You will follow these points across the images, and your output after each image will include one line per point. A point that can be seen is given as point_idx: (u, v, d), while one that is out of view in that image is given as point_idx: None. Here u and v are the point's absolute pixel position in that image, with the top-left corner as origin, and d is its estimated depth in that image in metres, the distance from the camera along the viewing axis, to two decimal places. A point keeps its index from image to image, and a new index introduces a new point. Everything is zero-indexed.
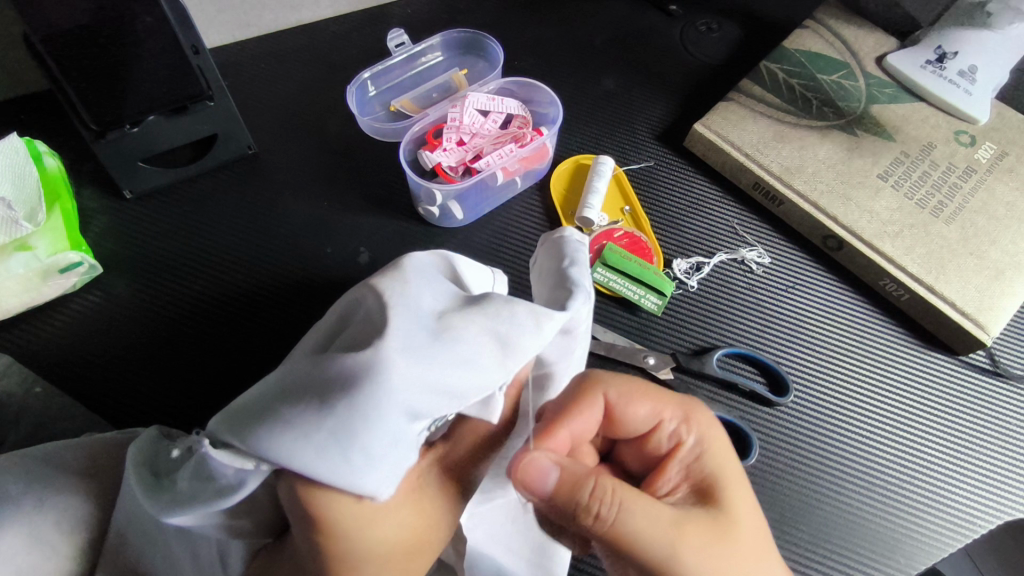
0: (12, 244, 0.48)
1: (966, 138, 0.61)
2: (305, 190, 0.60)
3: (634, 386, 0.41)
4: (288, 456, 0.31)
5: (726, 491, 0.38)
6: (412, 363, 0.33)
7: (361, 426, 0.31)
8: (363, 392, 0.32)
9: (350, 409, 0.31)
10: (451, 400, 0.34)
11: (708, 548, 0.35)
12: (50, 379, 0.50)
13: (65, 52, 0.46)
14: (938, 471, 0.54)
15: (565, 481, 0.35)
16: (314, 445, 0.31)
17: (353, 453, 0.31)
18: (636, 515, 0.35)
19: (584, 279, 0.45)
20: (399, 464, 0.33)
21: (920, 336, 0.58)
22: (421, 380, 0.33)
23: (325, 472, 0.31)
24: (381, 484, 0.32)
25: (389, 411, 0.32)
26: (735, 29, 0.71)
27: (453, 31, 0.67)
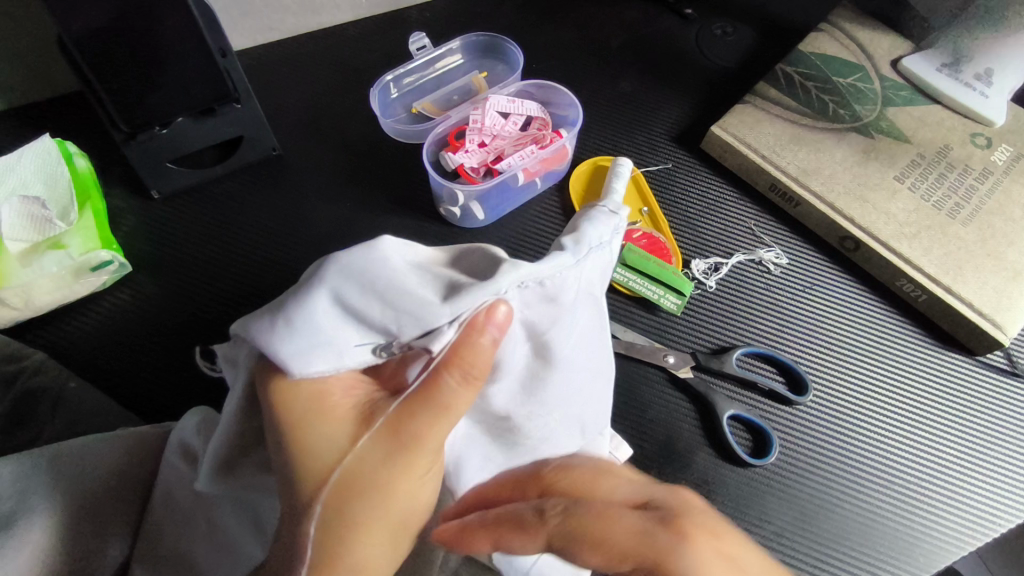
0: (44, 244, 0.49)
1: (982, 140, 0.62)
2: (328, 191, 0.61)
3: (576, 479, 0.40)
4: (248, 321, 0.36)
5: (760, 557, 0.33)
6: (360, 267, 0.35)
7: (295, 306, 0.34)
8: (314, 280, 0.35)
9: (301, 291, 0.35)
10: (381, 310, 0.34)
11: None
12: (81, 375, 0.51)
13: (96, 56, 0.47)
14: (956, 470, 0.54)
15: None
16: (265, 316, 0.35)
17: (281, 323, 0.34)
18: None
19: (595, 234, 0.41)
20: (321, 348, 0.34)
21: (938, 336, 0.59)
22: (358, 284, 0.34)
23: (257, 334, 0.35)
24: (299, 358, 0.34)
25: (323, 300, 0.34)
26: (751, 32, 0.72)
27: (472, 35, 0.68)
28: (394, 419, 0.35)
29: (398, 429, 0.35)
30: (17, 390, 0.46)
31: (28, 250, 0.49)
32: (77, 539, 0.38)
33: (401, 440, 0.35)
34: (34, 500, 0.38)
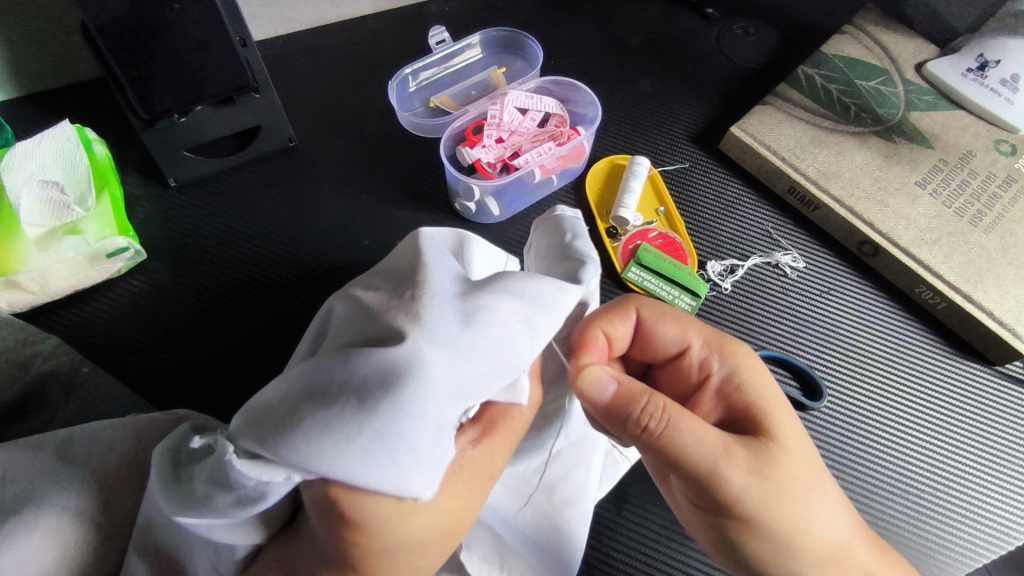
0: (62, 229, 0.49)
1: (1006, 147, 0.61)
2: (344, 182, 0.61)
3: (672, 310, 0.44)
4: (332, 464, 0.28)
5: (771, 416, 0.40)
6: (447, 356, 0.31)
7: (407, 428, 0.29)
8: (407, 390, 0.29)
9: (394, 409, 0.29)
10: (491, 384, 0.32)
11: (756, 469, 0.37)
12: (93, 360, 0.51)
13: (121, 43, 0.47)
14: (972, 481, 0.53)
15: (624, 391, 0.38)
16: (359, 450, 0.28)
17: (400, 453, 0.29)
18: (687, 428, 0.37)
19: (592, 250, 0.46)
20: (443, 460, 0.30)
21: (956, 344, 0.58)
22: (457, 376, 0.31)
23: (372, 476, 0.28)
24: (428, 484, 0.30)
25: (431, 411, 0.30)
26: (773, 34, 0.71)
27: (492, 29, 0.68)
28: (484, 466, 0.36)
29: (483, 475, 0.36)
30: (32, 374, 0.46)
31: (46, 235, 0.49)
32: (86, 524, 0.38)
33: (486, 485, 0.36)
34: (46, 484, 0.38)
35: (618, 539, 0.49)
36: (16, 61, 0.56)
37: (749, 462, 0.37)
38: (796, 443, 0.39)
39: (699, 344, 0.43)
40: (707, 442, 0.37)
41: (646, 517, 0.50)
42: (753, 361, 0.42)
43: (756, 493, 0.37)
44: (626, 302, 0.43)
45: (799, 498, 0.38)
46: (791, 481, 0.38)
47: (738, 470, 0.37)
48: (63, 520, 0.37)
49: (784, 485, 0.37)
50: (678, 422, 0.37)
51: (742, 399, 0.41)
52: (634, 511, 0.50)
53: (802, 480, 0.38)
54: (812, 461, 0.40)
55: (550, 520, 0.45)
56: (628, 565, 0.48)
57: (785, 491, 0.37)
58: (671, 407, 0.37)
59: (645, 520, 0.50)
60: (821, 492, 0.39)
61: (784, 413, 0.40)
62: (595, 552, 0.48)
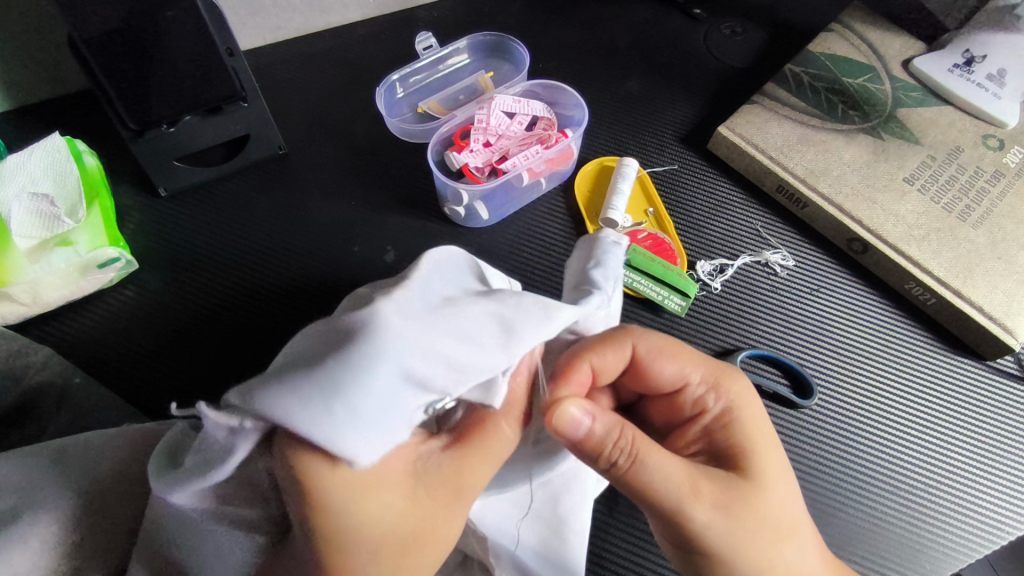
0: (53, 240, 0.50)
1: (994, 141, 0.61)
2: (333, 189, 0.61)
3: (668, 344, 0.43)
4: (291, 414, 0.28)
5: (753, 460, 0.40)
6: (408, 330, 0.32)
7: (354, 383, 0.29)
8: (362, 351, 0.30)
9: (348, 363, 0.30)
10: (449, 372, 0.33)
11: (724, 507, 0.37)
12: (88, 371, 0.52)
13: (107, 55, 0.47)
14: (963, 476, 0.53)
15: (596, 432, 0.37)
16: (303, 394, 0.29)
17: (342, 407, 0.29)
18: (655, 463, 0.37)
19: (607, 282, 0.44)
20: (387, 431, 0.31)
21: (947, 340, 0.58)
22: (422, 350, 0.32)
23: (308, 423, 0.28)
24: (363, 446, 0.30)
25: (383, 374, 0.30)
26: (760, 32, 0.72)
27: (479, 35, 0.69)
28: (453, 474, 0.36)
29: (451, 486, 0.36)
30: (25, 385, 0.47)
31: (38, 246, 0.49)
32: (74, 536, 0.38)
33: (456, 496, 0.37)
34: (36, 494, 0.38)
35: (610, 541, 0.49)
36: (5, 75, 0.57)
37: (717, 499, 0.37)
38: (775, 490, 0.39)
39: (696, 380, 0.42)
40: (675, 476, 0.37)
41: (639, 519, 0.50)
42: (744, 395, 0.42)
43: (725, 533, 0.37)
44: (622, 336, 0.42)
45: (774, 540, 0.38)
46: (761, 526, 0.37)
47: (704, 509, 0.37)
48: (53, 529, 0.38)
49: (759, 527, 0.37)
50: (646, 457, 0.37)
51: (726, 439, 0.41)
52: (626, 513, 0.50)
53: (772, 528, 0.38)
54: (793, 509, 0.39)
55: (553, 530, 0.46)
56: (622, 567, 0.48)
57: (761, 533, 0.37)
58: (640, 441, 0.37)
59: (638, 520, 0.50)
60: (798, 541, 0.38)
61: (769, 454, 0.40)
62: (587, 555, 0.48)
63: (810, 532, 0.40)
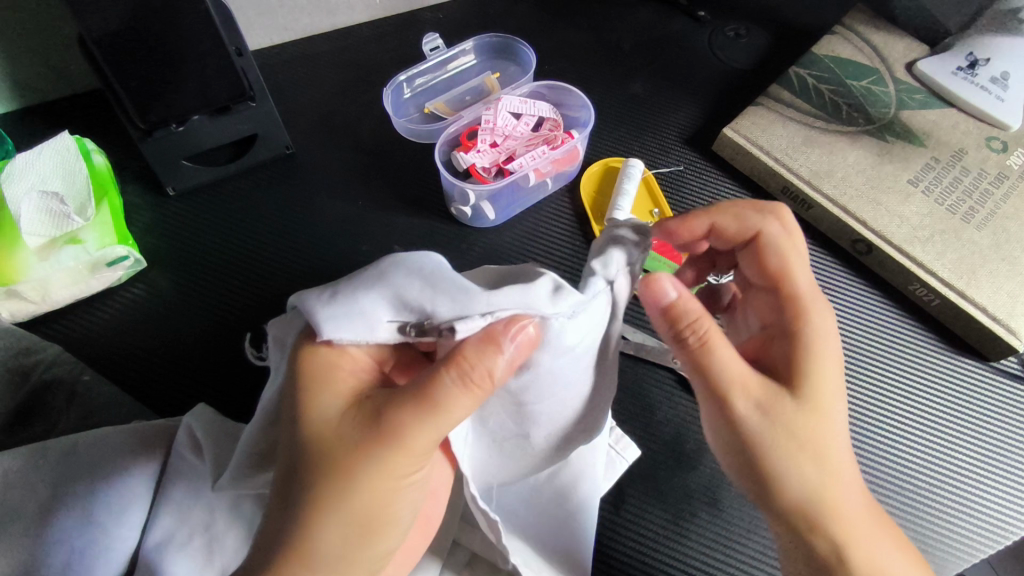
0: (62, 238, 0.50)
1: (998, 143, 0.61)
2: (340, 189, 0.62)
3: (790, 249, 0.43)
4: (305, 297, 0.36)
5: (817, 382, 0.38)
6: (411, 260, 0.37)
7: (351, 284, 0.36)
8: (372, 267, 0.37)
9: (363, 271, 0.37)
10: (423, 291, 0.35)
11: (767, 410, 0.37)
12: (96, 369, 0.52)
13: (116, 55, 0.48)
14: (967, 476, 0.54)
15: (680, 302, 0.39)
16: (320, 288, 0.37)
17: (337, 292, 0.36)
18: (720, 351, 0.38)
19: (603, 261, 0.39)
20: (358, 316, 0.35)
21: (950, 341, 0.58)
22: (411, 274, 0.36)
23: (310, 299, 0.36)
24: (333, 315, 0.35)
25: (376, 277, 0.36)
26: (764, 35, 0.72)
27: (485, 36, 0.69)
28: (386, 404, 0.35)
29: (380, 417, 0.34)
30: (33, 383, 0.47)
31: (47, 245, 0.50)
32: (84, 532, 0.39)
33: (375, 430, 0.34)
34: None
35: (616, 540, 0.49)
36: (14, 75, 0.57)
37: (766, 403, 0.38)
38: (830, 421, 0.38)
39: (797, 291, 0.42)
40: (733, 367, 0.38)
41: (645, 518, 0.50)
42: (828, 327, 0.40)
43: (764, 431, 0.37)
44: (751, 219, 0.44)
45: (813, 459, 0.37)
46: (804, 440, 0.37)
47: (749, 404, 0.37)
48: None
49: (796, 441, 0.37)
50: (715, 342, 0.38)
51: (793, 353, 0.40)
52: (632, 511, 0.50)
53: (817, 446, 0.37)
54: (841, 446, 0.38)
55: (562, 523, 0.46)
56: (628, 565, 0.49)
57: (797, 447, 0.37)
58: (712, 331, 0.39)
59: (643, 519, 0.50)
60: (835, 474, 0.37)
61: (824, 376, 0.39)
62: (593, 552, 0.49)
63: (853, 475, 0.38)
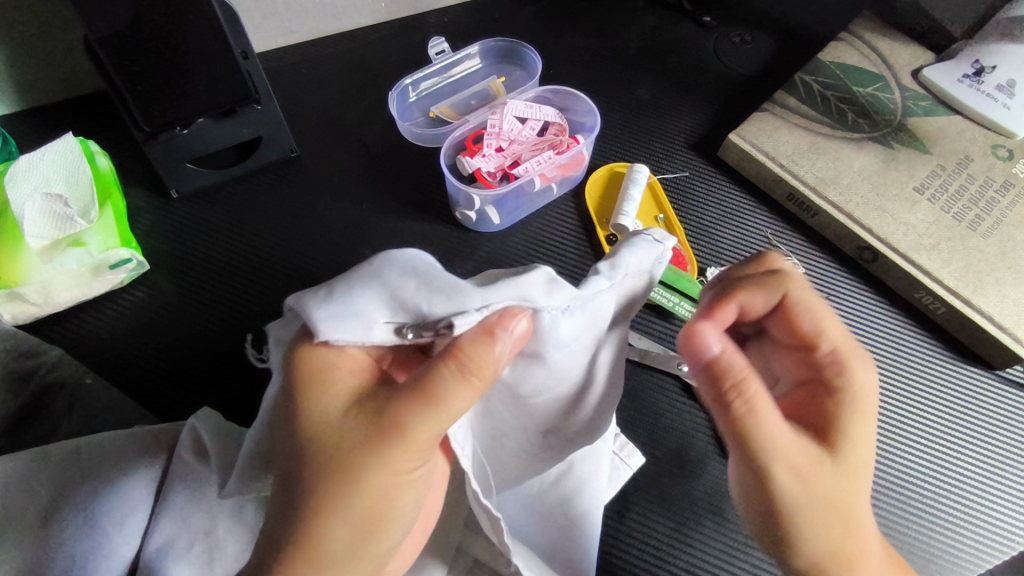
0: (65, 240, 0.50)
1: (1004, 151, 0.61)
2: (344, 192, 0.61)
3: (821, 305, 0.39)
4: (302, 296, 0.35)
5: (850, 442, 0.37)
6: (404, 261, 0.37)
7: (342, 283, 0.35)
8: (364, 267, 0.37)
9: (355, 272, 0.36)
10: (422, 291, 0.35)
11: (806, 475, 0.36)
12: (98, 372, 0.52)
13: (122, 57, 0.47)
14: (972, 485, 0.53)
15: (723, 359, 0.36)
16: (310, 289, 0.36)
17: (329, 292, 0.35)
18: (767, 416, 0.35)
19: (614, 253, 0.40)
20: (353, 322, 0.34)
21: (956, 349, 0.58)
22: (410, 273, 0.36)
23: (303, 300, 0.35)
24: (326, 315, 0.34)
25: (368, 276, 0.35)
26: (769, 41, 0.72)
27: (491, 40, 0.69)
28: (389, 408, 0.34)
29: (387, 421, 0.34)
30: (35, 386, 0.46)
31: (49, 247, 0.49)
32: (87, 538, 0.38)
33: (386, 431, 0.34)
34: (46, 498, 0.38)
35: (621, 548, 0.49)
36: (18, 76, 0.57)
37: (805, 468, 0.36)
38: (858, 480, 0.37)
39: (827, 348, 0.39)
40: (778, 434, 0.35)
41: (650, 526, 0.50)
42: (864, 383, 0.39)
43: (801, 499, 0.36)
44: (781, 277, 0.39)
45: (838, 530, 0.37)
46: (837, 503, 0.36)
47: (790, 473, 0.36)
48: None
49: (829, 511, 0.36)
50: (760, 409, 0.35)
51: (831, 415, 0.38)
52: (637, 519, 0.50)
53: (842, 506, 0.36)
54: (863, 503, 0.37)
55: (566, 534, 0.45)
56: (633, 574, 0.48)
57: (830, 511, 0.36)
58: (758, 393, 0.35)
59: (649, 529, 0.50)
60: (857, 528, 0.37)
61: (866, 440, 0.38)
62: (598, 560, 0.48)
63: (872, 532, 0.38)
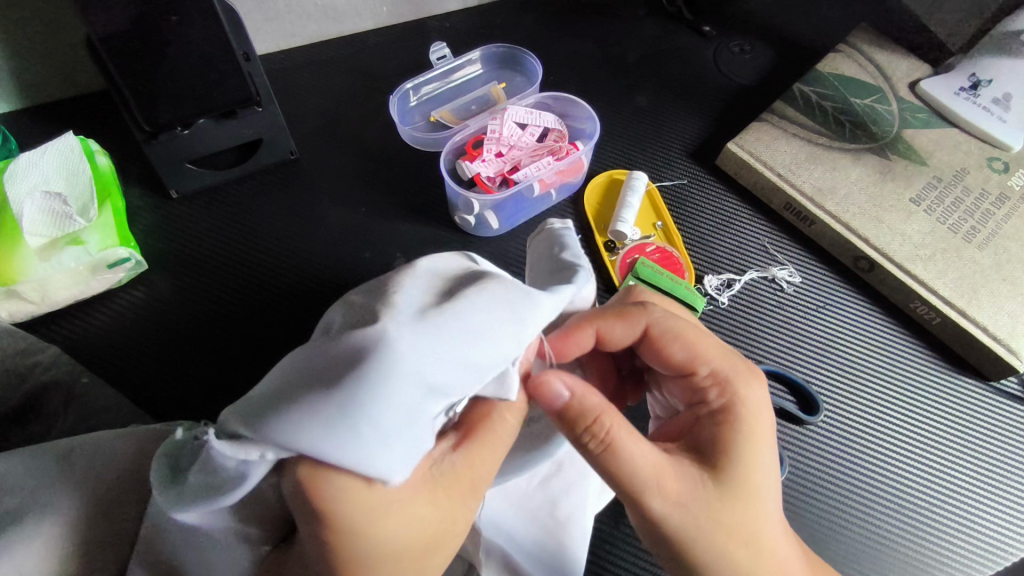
0: (64, 239, 0.50)
1: (999, 164, 0.62)
2: (344, 195, 0.62)
3: (685, 330, 0.42)
4: (306, 438, 0.28)
5: (740, 461, 0.37)
6: (417, 341, 0.31)
7: (371, 403, 0.29)
8: (370, 369, 0.30)
9: (361, 381, 0.29)
10: (468, 373, 0.32)
11: (683, 502, 0.36)
12: (94, 371, 0.52)
13: (124, 57, 0.48)
14: (966, 496, 0.53)
15: (575, 403, 0.36)
16: (322, 422, 0.28)
17: (361, 425, 0.29)
18: (628, 450, 0.35)
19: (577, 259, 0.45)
20: (412, 443, 0.31)
21: (951, 360, 0.58)
22: (428, 366, 0.31)
23: (335, 449, 0.28)
24: (391, 462, 0.30)
25: (395, 385, 0.30)
26: (768, 51, 0.72)
27: (492, 46, 0.69)
28: (467, 474, 0.34)
29: (465, 486, 0.34)
30: (31, 384, 0.46)
31: (48, 245, 0.49)
32: (78, 537, 0.38)
33: (471, 496, 0.35)
34: (38, 498, 0.38)
35: (615, 554, 0.49)
36: (20, 74, 0.57)
37: (680, 496, 0.36)
38: (754, 497, 0.37)
39: (704, 371, 0.41)
40: (647, 463, 0.36)
41: None
42: (751, 397, 0.40)
43: (687, 526, 0.36)
44: (637, 312, 0.43)
45: (738, 553, 0.36)
46: (726, 525, 0.36)
47: (664, 500, 0.36)
48: (57, 530, 0.37)
49: (719, 534, 0.36)
50: (623, 442, 0.35)
51: (715, 435, 0.38)
52: (631, 525, 0.50)
53: (734, 529, 0.36)
54: (769, 513, 0.37)
55: (552, 535, 0.46)
56: None
57: (722, 536, 0.36)
58: (616, 430, 0.36)
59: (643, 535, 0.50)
60: (758, 549, 0.37)
61: (755, 463, 0.38)
62: (592, 566, 0.48)
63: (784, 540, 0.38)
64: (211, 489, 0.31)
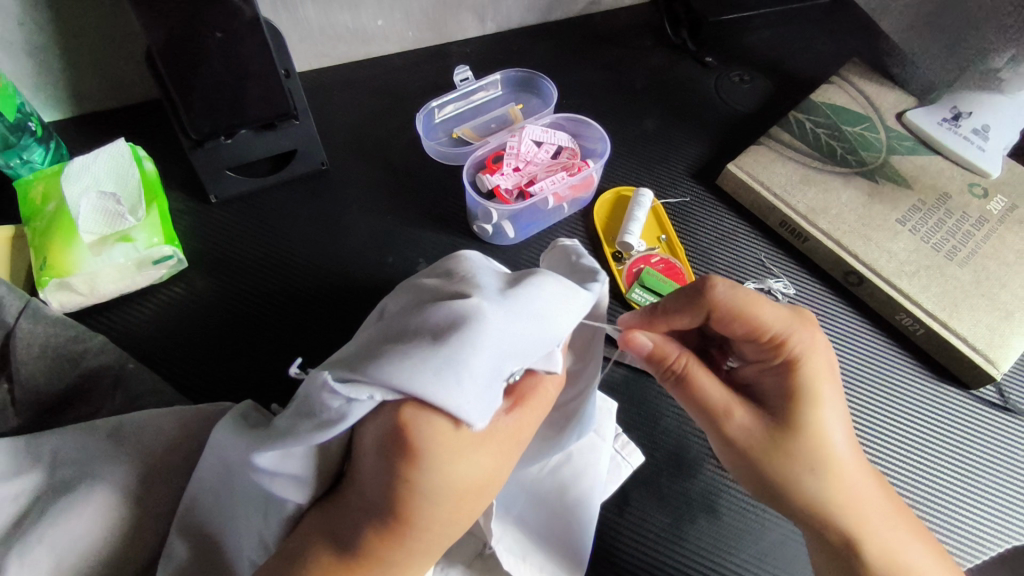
0: (114, 236, 0.54)
1: (979, 190, 0.66)
2: (371, 204, 0.66)
3: (749, 301, 0.44)
4: (409, 378, 0.32)
5: (803, 401, 0.43)
6: (507, 313, 0.36)
7: (472, 359, 0.33)
8: (472, 331, 0.34)
9: (463, 340, 0.33)
10: (537, 346, 0.36)
11: (753, 430, 0.43)
12: (138, 359, 0.55)
13: (177, 69, 0.52)
14: (948, 494, 0.57)
15: (657, 349, 0.47)
16: (431, 368, 0.32)
17: (462, 376, 0.33)
18: (701, 383, 0.45)
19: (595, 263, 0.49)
20: (493, 401, 0.34)
21: (935, 369, 0.63)
22: (510, 329, 0.35)
23: (438, 393, 0.32)
24: (479, 412, 0.33)
25: (491, 347, 0.34)
26: (766, 82, 0.78)
27: (511, 70, 0.75)
28: (516, 431, 0.38)
29: (514, 441, 0.38)
30: (81, 369, 0.50)
31: (99, 241, 0.54)
32: (132, 503, 0.42)
33: (517, 449, 0.39)
34: (98, 465, 0.42)
35: (620, 540, 0.52)
36: (77, 84, 0.62)
37: (750, 423, 0.44)
38: (816, 429, 0.43)
39: (768, 335, 0.44)
40: (718, 396, 0.45)
41: (648, 521, 0.53)
42: (812, 346, 0.44)
43: (758, 451, 0.43)
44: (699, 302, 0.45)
45: (811, 472, 0.43)
46: (793, 450, 0.43)
47: (736, 425, 0.44)
48: (113, 495, 0.41)
49: (790, 459, 0.43)
50: (698, 378, 0.45)
51: (782, 383, 0.44)
52: (636, 514, 0.53)
53: (800, 455, 0.43)
54: (838, 444, 0.43)
55: (563, 518, 0.49)
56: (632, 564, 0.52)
57: (790, 458, 0.43)
58: (691, 367, 0.46)
59: (646, 524, 0.53)
60: (827, 470, 0.43)
61: (814, 401, 0.43)
62: (599, 551, 0.52)
63: (857, 466, 0.44)
64: (307, 432, 0.33)
